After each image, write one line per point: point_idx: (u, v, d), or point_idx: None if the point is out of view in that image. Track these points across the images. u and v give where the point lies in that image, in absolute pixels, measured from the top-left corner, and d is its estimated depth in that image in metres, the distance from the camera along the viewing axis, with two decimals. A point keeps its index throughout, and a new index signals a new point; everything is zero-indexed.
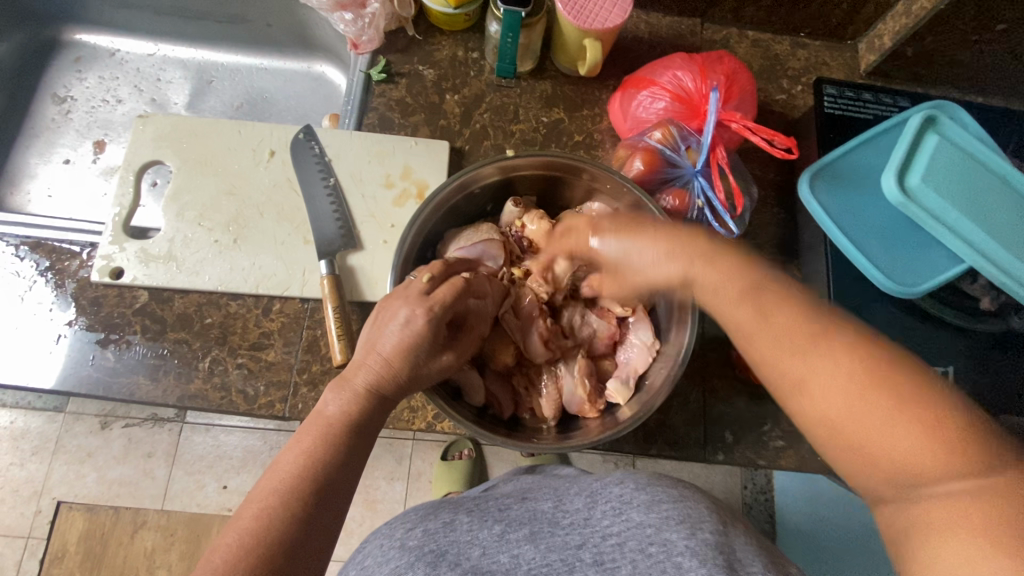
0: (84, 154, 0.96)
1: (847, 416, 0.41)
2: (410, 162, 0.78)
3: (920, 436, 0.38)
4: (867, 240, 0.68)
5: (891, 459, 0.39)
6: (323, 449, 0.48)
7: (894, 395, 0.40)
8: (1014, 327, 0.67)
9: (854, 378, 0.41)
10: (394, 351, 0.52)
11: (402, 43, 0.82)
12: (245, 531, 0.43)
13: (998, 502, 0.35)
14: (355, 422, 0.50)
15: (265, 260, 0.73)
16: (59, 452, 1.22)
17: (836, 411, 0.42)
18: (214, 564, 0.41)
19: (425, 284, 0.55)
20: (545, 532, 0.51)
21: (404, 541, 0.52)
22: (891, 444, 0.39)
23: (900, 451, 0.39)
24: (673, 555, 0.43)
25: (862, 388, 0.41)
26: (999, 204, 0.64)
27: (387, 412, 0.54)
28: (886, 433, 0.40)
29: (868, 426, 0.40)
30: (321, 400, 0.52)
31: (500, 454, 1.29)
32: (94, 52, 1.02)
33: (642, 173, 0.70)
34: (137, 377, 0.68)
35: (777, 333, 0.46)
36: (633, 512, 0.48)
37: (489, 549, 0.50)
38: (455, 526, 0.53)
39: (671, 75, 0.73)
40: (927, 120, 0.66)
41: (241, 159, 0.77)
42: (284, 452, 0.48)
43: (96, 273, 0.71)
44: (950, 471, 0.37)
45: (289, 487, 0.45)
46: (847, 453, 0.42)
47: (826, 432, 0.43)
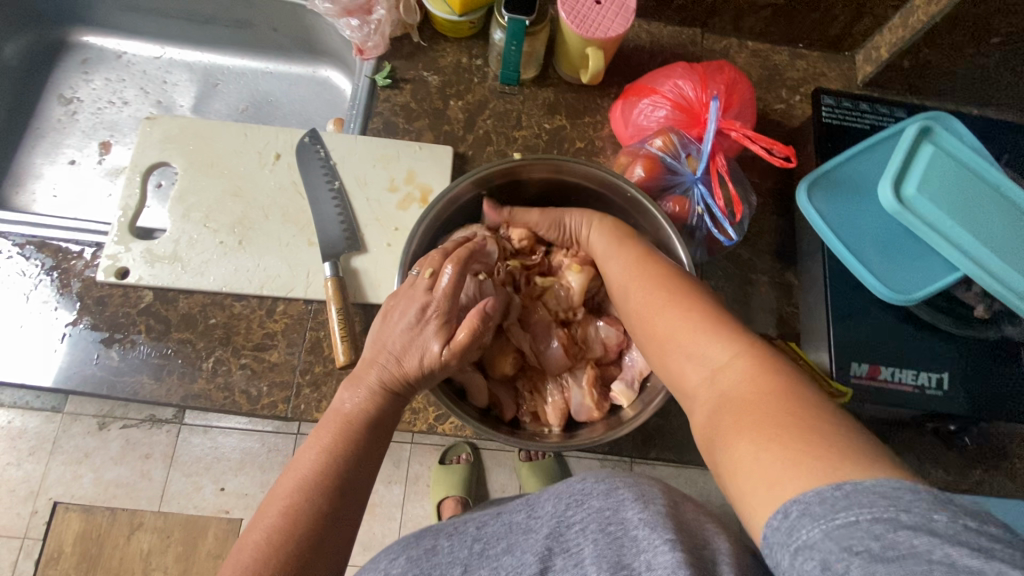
0: (90, 154, 0.97)
1: (665, 323, 0.47)
2: (413, 167, 0.79)
3: (710, 333, 0.43)
4: (864, 248, 0.69)
5: (693, 355, 0.44)
6: (342, 446, 0.49)
7: (700, 305, 0.46)
8: (1009, 335, 0.68)
9: (675, 294, 0.49)
10: (403, 348, 0.55)
11: (407, 50, 0.84)
12: (271, 528, 0.44)
13: (765, 376, 0.38)
14: (371, 418, 0.52)
15: (269, 261, 0.74)
16: (56, 452, 1.22)
17: (657, 320, 0.48)
18: (245, 561, 0.43)
19: (429, 279, 0.57)
20: (520, 539, 0.48)
21: (387, 570, 0.48)
22: (690, 341, 0.44)
23: (700, 349, 0.43)
24: (629, 530, 0.42)
25: (678, 300, 0.48)
26: (993, 214, 0.66)
27: (401, 409, 0.56)
28: (687, 332, 0.45)
29: (680, 329, 0.46)
30: (337, 399, 0.54)
31: (499, 459, 1.29)
32: (101, 54, 1.03)
33: (642, 180, 0.71)
34: (140, 376, 0.69)
35: (631, 268, 0.55)
36: (592, 498, 0.46)
37: (470, 566, 0.48)
38: (438, 551, 0.50)
39: (672, 83, 0.74)
40: (921, 131, 0.68)
41: (246, 161, 0.78)
42: (305, 447, 0.49)
43: (102, 273, 0.72)
44: (729, 353, 0.41)
45: (311, 484, 0.46)
46: (667, 361, 0.47)
47: (654, 344, 0.49)
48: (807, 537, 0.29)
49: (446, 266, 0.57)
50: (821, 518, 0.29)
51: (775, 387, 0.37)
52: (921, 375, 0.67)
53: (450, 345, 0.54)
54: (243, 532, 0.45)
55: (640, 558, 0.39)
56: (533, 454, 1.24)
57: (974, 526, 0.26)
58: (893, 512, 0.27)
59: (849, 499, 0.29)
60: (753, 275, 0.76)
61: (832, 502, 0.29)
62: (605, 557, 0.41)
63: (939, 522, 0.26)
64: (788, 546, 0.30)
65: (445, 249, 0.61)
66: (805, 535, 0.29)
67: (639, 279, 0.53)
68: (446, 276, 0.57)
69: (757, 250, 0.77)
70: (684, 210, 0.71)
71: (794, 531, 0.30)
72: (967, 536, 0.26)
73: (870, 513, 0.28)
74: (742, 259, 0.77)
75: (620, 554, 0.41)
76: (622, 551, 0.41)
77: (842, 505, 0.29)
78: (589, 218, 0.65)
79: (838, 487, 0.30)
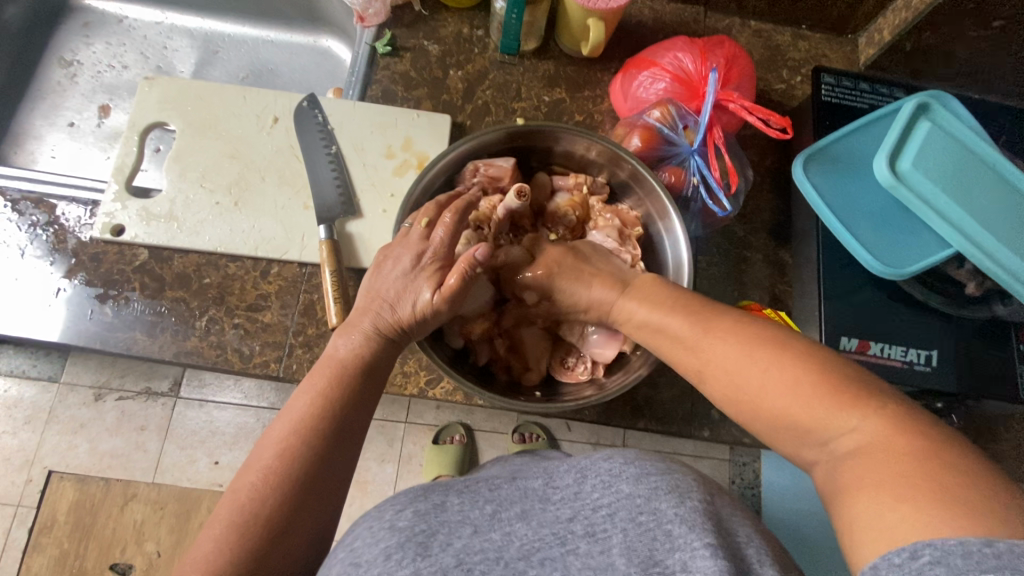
0: (89, 118, 0.97)
1: (750, 391, 0.44)
2: (412, 134, 0.79)
3: (810, 396, 0.41)
4: (857, 223, 0.69)
5: (788, 424, 0.42)
6: (336, 392, 0.50)
7: (806, 375, 0.42)
8: (999, 314, 0.68)
9: (754, 355, 0.45)
10: (397, 294, 0.56)
11: (408, 18, 0.83)
12: (268, 470, 0.45)
13: (891, 439, 0.36)
14: (367, 362, 0.53)
15: (265, 224, 0.74)
16: (51, 422, 1.22)
17: (733, 376, 0.45)
18: (242, 499, 0.45)
19: (423, 229, 0.58)
20: (537, 509, 0.46)
21: (393, 522, 0.47)
22: (788, 408, 0.42)
23: (800, 414, 0.41)
24: (663, 524, 0.40)
25: (759, 362, 0.44)
26: (986, 190, 0.66)
27: (396, 354, 0.57)
28: (781, 400, 0.42)
29: (767, 395, 0.43)
30: (331, 345, 0.55)
31: (492, 440, 1.30)
32: (102, 19, 1.03)
33: (639, 150, 0.71)
34: (134, 333, 0.69)
35: (688, 328, 0.50)
36: (622, 483, 0.44)
37: (480, 528, 0.46)
38: (446, 507, 0.48)
39: (672, 56, 0.74)
40: (920, 107, 0.68)
41: (245, 124, 0.78)
42: (298, 394, 0.50)
43: (97, 231, 0.72)
44: (844, 420, 0.39)
45: (307, 429, 0.48)
46: (756, 423, 0.45)
47: (737, 410, 0.46)
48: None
49: (444, 217, 0.58)
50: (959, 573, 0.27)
51: (910, 447, 0.35)
52: (910, 351, 0.68)
53: (440, 289, 0.55)
54: (241, 470, 0.47)
55: (673, 555, 0.39)
56: (526, 436, 1.24)
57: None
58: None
59: (1001, 560, 0.26)
60: (747, 251, 0.76)
61: (977, 560, 0.27)
62: (635, 550, 0.40)
63: None
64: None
65: (440, 200, 0.61)
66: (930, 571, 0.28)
67: (703, 342, 0.48)
68: (442, 225, 0.58)
69: (752, 227, 0.77)
70: (680, 181, 0.72)
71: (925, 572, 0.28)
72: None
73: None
74: (737, 235, 0.77)
75: (652, 549, 0.39)
76: (655, 546, 0.40)
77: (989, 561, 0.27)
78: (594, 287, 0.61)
79: (987, 542, 0.28)
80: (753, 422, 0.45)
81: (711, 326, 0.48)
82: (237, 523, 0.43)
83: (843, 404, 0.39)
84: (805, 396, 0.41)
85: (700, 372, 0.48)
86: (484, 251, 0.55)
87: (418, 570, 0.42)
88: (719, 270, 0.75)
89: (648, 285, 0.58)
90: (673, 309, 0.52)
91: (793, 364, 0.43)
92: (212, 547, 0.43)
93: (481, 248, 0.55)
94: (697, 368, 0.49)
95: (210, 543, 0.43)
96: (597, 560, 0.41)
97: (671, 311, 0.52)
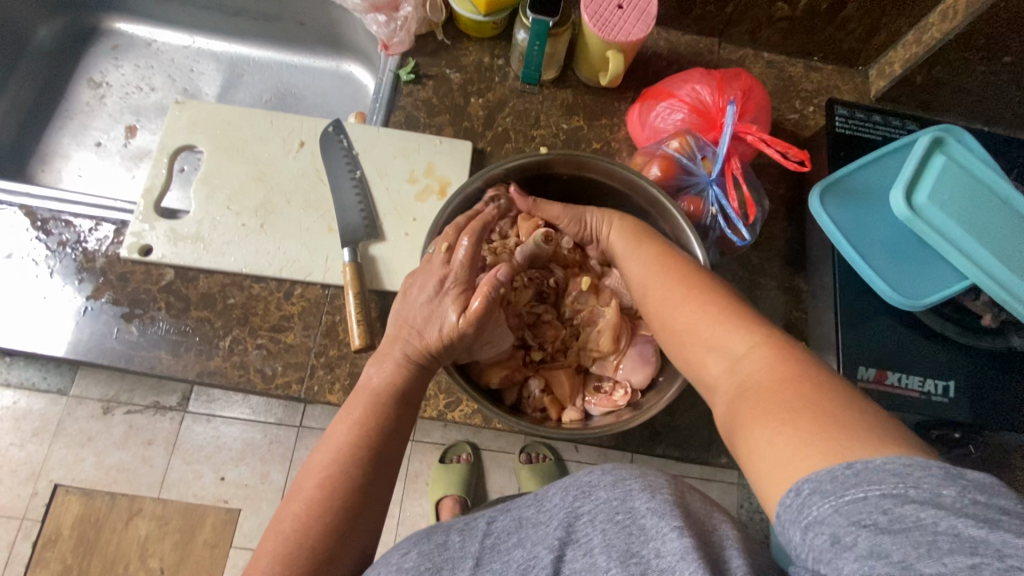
0: (116, 137, 0.99)
1: (685, 315, 0.50)
2: (434, 159, 0.81)
3: (730, 326, 0.46)
4: (873, 254, 0.70)
5: (709, 344, 0.47)
6: (372, 418, 0.51)
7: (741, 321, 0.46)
8: (1015, 346, 0.68)
9: (705, 305, 0.49)
10: (425, 320, 0.57)
11: (431, 47, 0.86)
12: (311, 501, 0.46)
13: (796, 376, 0.38)
14: (399, 388, 0.54)
15: (290, 246, 0.75)
16: (60, 435, 1.22)
17: (681, 313, 0.50)
18: (286, 531, 0.45)
19: (445, 255, 0.59)
20: (531, 531, 0.46)
21: (399, 564, 0.46)
22: (711, 334, 0.47)
23: (720, 341, 0.46)
24: (637, 519, 0.41)
25: (695, 294, 0.50)
26: (1000, 224, 0.67)
27: (427, 379, 0.57)
28: (706, 326, 0.47)
29: (709, 334, 0.47)
30: (364, 375, 0.56)
31: (499, 460, 1.30)
32: (131, 42, 1.06)
33: (659, 179, 0.73)
34: (158, 351, 0.70)
35: (650, 262, 0.57)
36: (599, 489, 0.44)
37: (482, 560, 0.45)
38: (449, 545, 0.48)
39: (690, 88, 0.76)
40: (933, 141, 0.69)
41: (272, 148, 0.80)
42: (336, 423, 0.51)
43: (126, 250, 0.74)
44: (766, 361, 0.41)
45: (346, 457, 0.48)
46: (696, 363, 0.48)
47: (673, 337, 0.51)
48: (817, 513, 0.30)
49: (462, 240, 0.59)
50: (831, 495, 0.30)
51: (796, 378, 0.38)
52: (927, 381, 0.68)
53: (465, 312, 0.56)
54: (283, 502, 0.48)
55: (648, 545, 0.39)
56: (533, 457, 1.24)
57: (983, 501, 0.27)
58: (903, 488, 0.28)
59: (858, 476, 0.30)
60: (762, 278, 0.77)
61: (842, 480, 0.30)
62: (614, 546, 0.40)
63: (947, 497, 0.27)
64: (799, 522, 0.30)
65: (459, 223, 0.62)
66: (815, 512, 0.30)
67: (656, 272, 0.55)
68: (462, 248, 0.59)
69: (767, 255, 0.78)
70: (699, 210, 0.73)
71: (805, 508, 0.30)
72: (972, 509, 0.26)
73: (879, 489, 0.28)
74: (753, 263, 0.78)
75: (629, 543, 0.40)
76: (631, 539, 0.40)
77: (852, 482, 0.30)
78: (624, 229, 0.63)
79: (846, 464, 0.31)
80: (683, 346, 0.50)
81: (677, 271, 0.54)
82: (283, 556, 0.44)
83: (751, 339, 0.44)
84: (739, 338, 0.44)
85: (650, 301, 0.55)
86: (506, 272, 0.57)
87: None
88: None
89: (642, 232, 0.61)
90: (641, 245, 0.59)
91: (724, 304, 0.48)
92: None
93: (501, 269, 0.58)
94: (648, 296, 0.55)
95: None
96: (582, 562, 0.41)
97: (645, 247, 0.59)
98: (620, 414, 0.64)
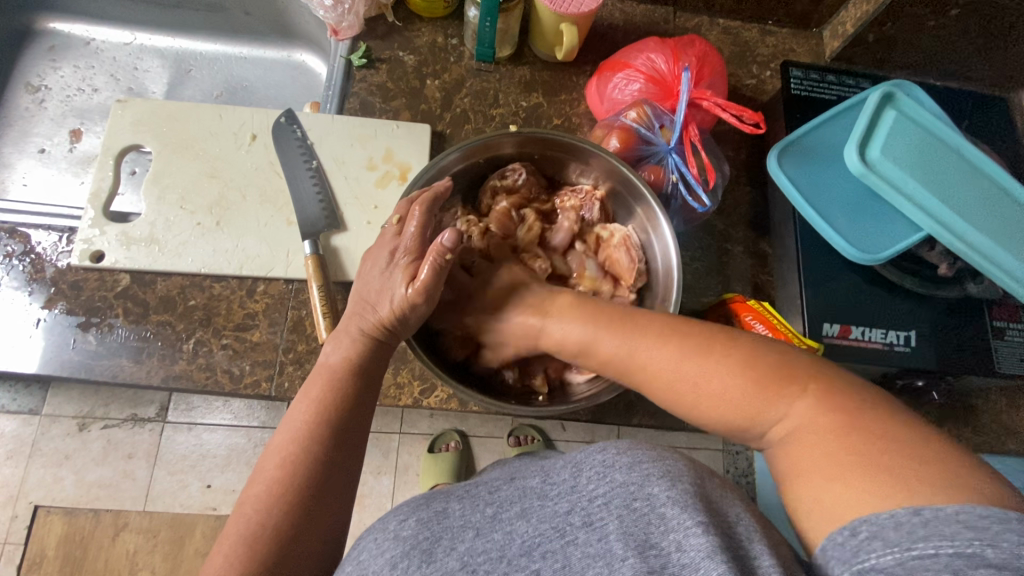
0: (60, 143, 0.95)
1: (690, 400, 0.46)
2: (392, 145, 0.79)
3: (743, 391, 0.43)
4: (832, 212, 0.71)
5: (720, 413, 0.45)
6: (332, 394, 0.52)
7: (715, 361, 0.45)
8: (973, 293, 0.69)
9: (685, 363, 0.47)
10: (378, 294, 0.57)
11: (382, 30, 0.84)
12: (273, 479, 0.47)
13: (830, 410, 0.40)
14: (356, 363, 0.54)
15: (248, 242, 0.74)
16: (35, 455, 1.19)
17: (679, 383, 0.47)
18: (249, 512, 0.46)
19: (396, 226, 0.59)
20: (535, 505, 0.47)
21: (398, 531, 0.47)
22: (725, 410, 0.44)
23: (737, 407, 0.44)
24: (656, 508, 0.42)
25: (690, 363, 0.46)
26: (955, 175, 0.68)
27: (387, 355, 0.58)
28: (718, 401, 0.45)
29: (708, 397, 0.45)
30: (322, 354, 0.56)
31: (487, 445, 1.30)
32: (69, 42, 1.01)
33: (618, 151, 0.73)
34: (119, 359, 0.68)
35: (617, 344, 0.51)
36: (616, 472, 0.45)
37: (482, 530, 0.47)
38: (449, 513, 0.49)
39: (645, 57, 0.75)
40: (885, 96, 0.71)
41: (222, 142, 0.78)
42: (295, 402, 0.51)
43: (76, 258, 0.71)
44: (794, 404, 0.41)
45: (308, 433, 0.49)
46: (709, 424, 0.47)
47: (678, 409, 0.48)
48: (875, 561, 0.32)
49: (412, 213, 0.58)
50: (894, 546, 0.32)
51: (841, 420, 0.39)
52: (890, 333, 0.69)
53: (414, 282, 0.55)
54: (248, 482, 0.48)
55: (668, 537, 0.40)
56: (522, 439, 1.25)
57: None
58: (977, 547, 0.30)
59: (927, 528, 0.31)
60: (729, 245, 0.78)
61: (910, 530, 0.32)
62: (632, 535, 0.41)
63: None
64: (851, 564, 0.33)
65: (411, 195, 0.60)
66: (873, 559, 0.32)
67: (637, 355, 0.50)
68: (412, 220, 0.57)
69: (732, 221, 0.79)
70: (659, 178, 0.73)
71: (860, 554, 0.33)
72: None
73: (951, 547, 0.30)
74: (718, 229, 0.78)
75: (648, 533, 0.41)
76: (650, 529, 0.41)
77: (919, 534, 0.31)
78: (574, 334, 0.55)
79: (913, 511, 0.32)
80: (689, 416, 0.48)
81: (633, 334, 0.51)
82: (248, 536, 0.45)
83: (776, 392, 0.42)
84: (747, 389, 0.43)
85: (640, 379, 0.50)
86: (451, 236, 0.54)
87: None
88: (702, 264, 0.77)
89: (568, 305, 0.57)
90: (601, 326, 0.53)
91: (721, 363, 0.45)
92: (223, 562, 0.44)
93: (449, 233, 0.55)
94: (640, 379, 0.50)
95: (222, 557, 0.45)
96: (596, 548, 0.42)
97: (604, 331, 0.53)
98: (608, 375, 0.62)
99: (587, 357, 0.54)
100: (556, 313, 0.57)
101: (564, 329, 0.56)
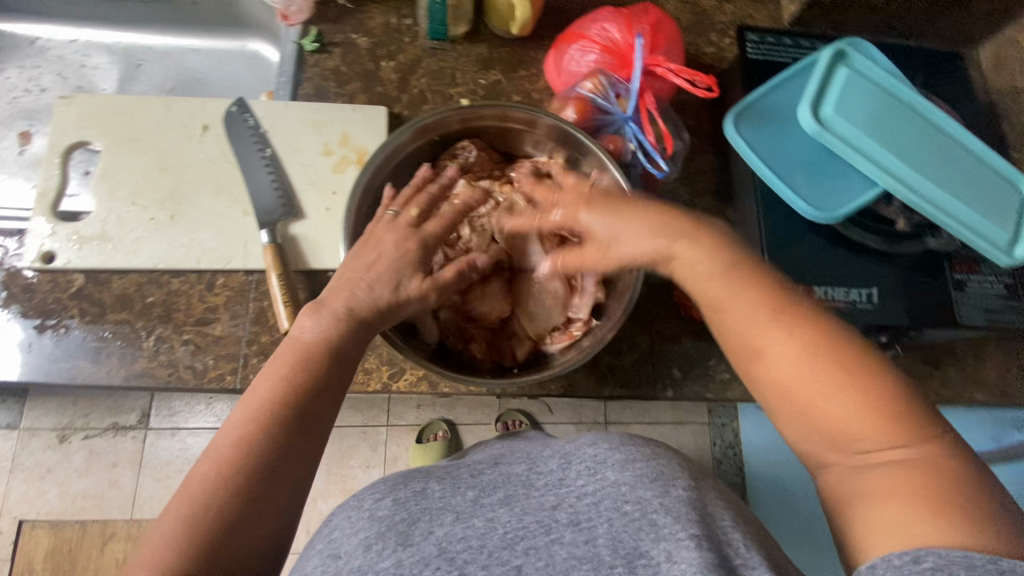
0: (9, 146, 0.92)
1: (810, 388, 0.43)
2: (348, 129, 0.78)
3: (872, 413, 0.41)
4: (791, 173, 0.71)
5: (829, 414, 0.42)
6: (296, 379, 0.51)
7: (853, 371, 0.42)
8: (931, 247, 0.71)
9: (817, 361, 0.43)
10: (366, 276, 0.56)
11: (333, 13, 0.82)
12: (222, 461, 0.46)
13: (939, 463, 0.39)
14: (332, 344, 0.53)
15: (205, 235, 0.72)
16: (16, 470, 1.17)
17: (799, 373, 0.43)
18: (196, 491, 0.45)
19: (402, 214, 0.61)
20: (521, 494, 0.47)
21: (373, 511, 0.47)
22: (845, 413, 0.41)
23: (853, 423, 0.41)
24: (648, 513, 0.42)
25: (824, 364, 0.42)
26: (915, 134, 0.69)
27: (368, 340, 0.56)
28: (842, 403, 0.41)
29: (827, 397, 0.42)
30: (298, 326, 0.55)
31: (475, 432, 1.30)
32: (12, 41, 0.98)
33: (576, 122, 0.72)
34: (78, 361, 0.66)
35: (757, 311, 0.46)
36: (607, 470, 0.46)
37: (463, 515, 0.46)
38: (428, 494, 0.49)
39: (599, 27, 0.74)
40: (837, 55, 0.71)
41: (173, 134, 0.76)
42: (259, 380, 0.51)
43: (29, 260, 0.69)
44: (908, 441, 0.40)
45: (267, 417, 0.48)
46: (798, 419, 0.44)
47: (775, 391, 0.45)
48: None
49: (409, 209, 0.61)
50: None
51: (948, 475, 0.38)
52: (853, 291, 0.70)
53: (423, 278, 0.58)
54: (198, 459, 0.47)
55: (658, 545, 0.40)
56: (509, 424, 1.26)
57: None
58: None
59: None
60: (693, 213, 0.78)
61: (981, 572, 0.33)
62: (621, 542, 0.41)
63: None
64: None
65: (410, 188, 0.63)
66: None
67: (766, 329, 0.45)
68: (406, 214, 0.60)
69: (695, 190, 0.79)
70: (617, 147, 0.72)
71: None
72: None
73: None
74: (681, 198, 0.78)
75: (638, 540, 0.41)
76: (640, 536, 0.41)
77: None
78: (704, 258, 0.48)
79: (991, 559, 0.33)
80: (780, 402, 0.45)
81: (776, 309, 0.46)
82: (188, 517, 0.44)
83: (901, 427, 0.40)
84: (872, 412, 0.41)
85: (753, 347, 0.46)
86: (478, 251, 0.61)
87: (400, 561, 0.42)
88: None
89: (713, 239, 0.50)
90: (741, 278, 0.48)
91: (859, 375, 0.42)
92: (159, 541, 0.43)
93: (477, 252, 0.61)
94: (752, 351, 0.46)
95: (163, 535, 0.43)
96: (582, 550, 0.42)
97: (737, 286, 0.47)
98: (579, 346, 0.63)
99: (706, 293, 0.49)
100: (688, 240, 0.50)
101: (695, 261, 0.49)
